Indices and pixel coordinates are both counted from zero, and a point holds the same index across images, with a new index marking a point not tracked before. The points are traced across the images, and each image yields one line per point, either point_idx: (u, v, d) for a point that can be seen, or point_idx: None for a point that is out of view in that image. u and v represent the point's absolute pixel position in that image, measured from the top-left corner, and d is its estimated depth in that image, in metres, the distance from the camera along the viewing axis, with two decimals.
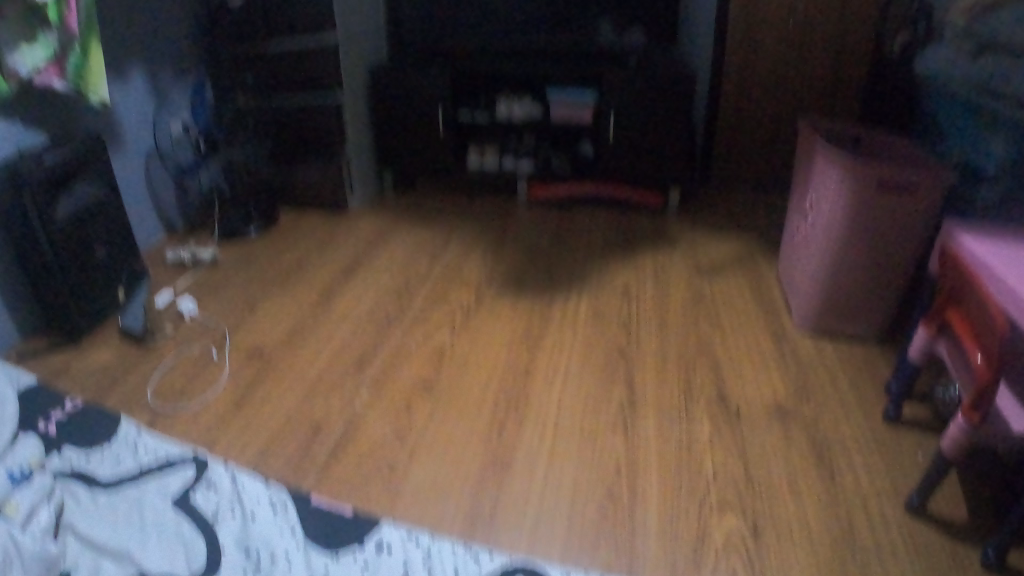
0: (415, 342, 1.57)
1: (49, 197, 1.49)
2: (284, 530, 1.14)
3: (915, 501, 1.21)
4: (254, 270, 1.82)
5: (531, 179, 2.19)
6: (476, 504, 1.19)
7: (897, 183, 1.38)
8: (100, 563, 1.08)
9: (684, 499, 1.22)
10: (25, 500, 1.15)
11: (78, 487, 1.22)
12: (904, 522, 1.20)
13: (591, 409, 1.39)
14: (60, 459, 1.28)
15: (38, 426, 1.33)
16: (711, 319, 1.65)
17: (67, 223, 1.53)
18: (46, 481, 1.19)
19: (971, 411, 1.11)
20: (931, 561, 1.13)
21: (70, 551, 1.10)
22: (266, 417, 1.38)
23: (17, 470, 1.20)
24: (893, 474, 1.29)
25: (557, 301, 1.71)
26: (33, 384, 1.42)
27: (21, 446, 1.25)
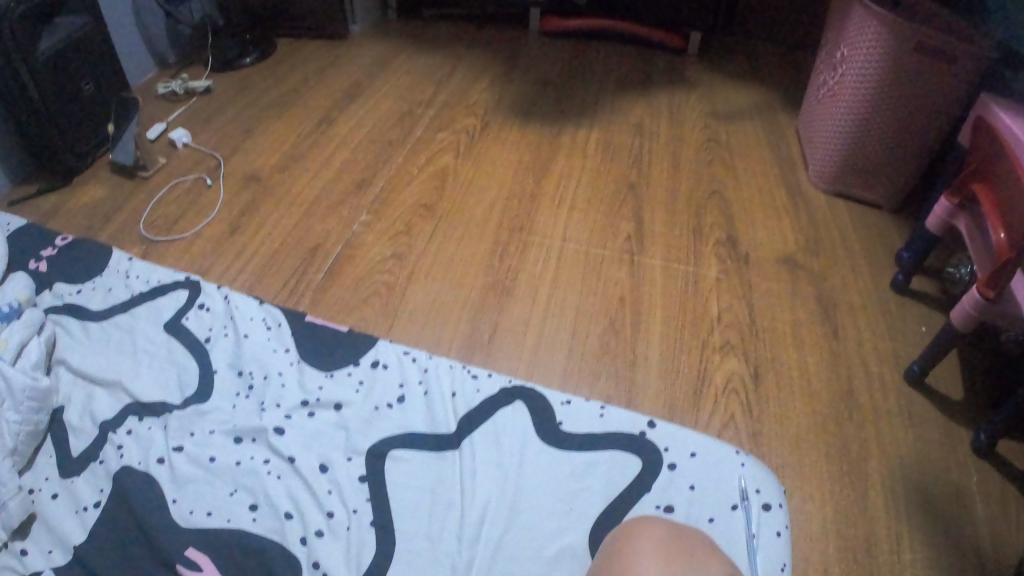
0: (417, 164, 1.52)
1: (30, 32, 1.39)
2: (279, 348, 1.13)
3: (914, 371, 1.18)
4: (249, 99, 1.74)
5: (545, 10, 2.07)
6: (474, 327, 1.18)
7: (934, 49, 1.28)
8: (94, 394, 1.07)
9: (686, 336, 1.20)
10: (15, 335, 1.07)
11: (69, 321, 1.19)
12: (899, 388, 1.19)
13: (598, 240, 1.36)
14: (50, 295, 1.25)
15: (28, 265, 1.30)
16: (725, 164, 1.59)
17: (49, 58, 1.44)
18: (37, 316, 1.13)
19: (987, 286, 1.07)
20: (921, 422, 1.14)
21: (62, 383, 1.09)
22: (262, 242, 1.34)
23: (6, 305, 1.13)
24: (892, 340, 1.26)
25: (567, 130, 1.65)
26: (24, 226, 1.38)
27: (11, 283, 1.21)
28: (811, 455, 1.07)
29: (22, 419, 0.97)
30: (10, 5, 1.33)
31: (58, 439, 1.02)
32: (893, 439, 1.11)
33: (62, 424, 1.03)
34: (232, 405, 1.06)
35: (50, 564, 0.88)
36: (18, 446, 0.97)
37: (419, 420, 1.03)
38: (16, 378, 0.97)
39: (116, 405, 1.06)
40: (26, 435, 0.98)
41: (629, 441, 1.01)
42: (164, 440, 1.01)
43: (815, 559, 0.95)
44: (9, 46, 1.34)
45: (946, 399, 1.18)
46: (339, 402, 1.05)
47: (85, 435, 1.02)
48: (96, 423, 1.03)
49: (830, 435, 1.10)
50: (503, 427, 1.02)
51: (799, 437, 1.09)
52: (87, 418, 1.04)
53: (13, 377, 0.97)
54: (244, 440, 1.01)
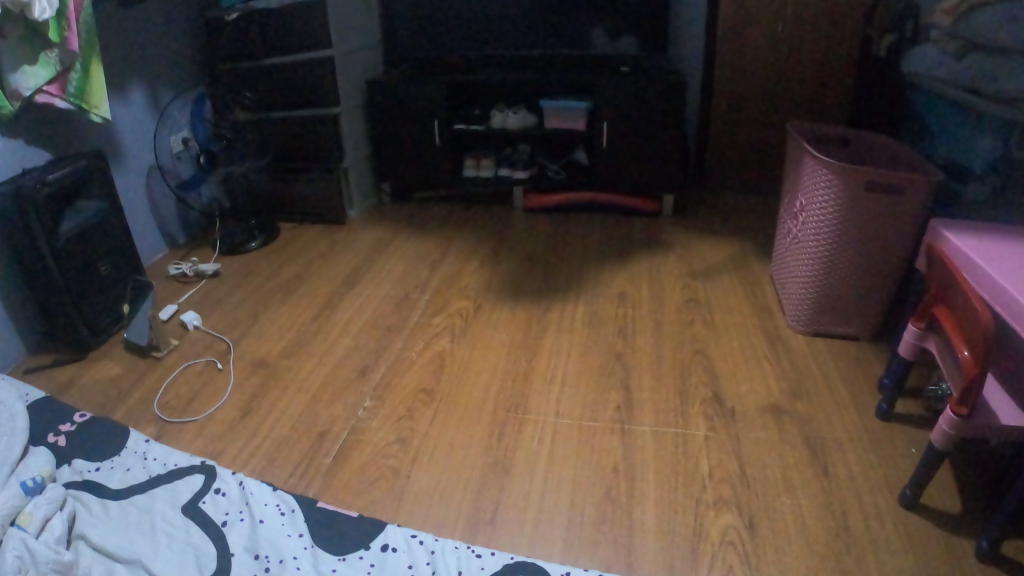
0: (415, 351, 1.60)
1: (52, 215, 1.52)
2: (292, 534, 1.18)
3: (908, 495, 1.23)
4: (255, 284, 1.85)
5: (527, 188, 2.22)
6: (477, 503, 1.24)
7: (882, 187, 1.41)
8: (114, 568, 1.12)
9: (681, 497, 1.26)
10: (39, 509, 1.18)
11: (89, 497, 1.25)
12: (900, 516, 1.23)
13: (589, 413, 1.43)
14: (70, 470, 1.32)
15: (48, 439, 1.37)
16: (706, 321, 1.68)
17: (71, 240, 1.57)
18: (59, 491, 1.22)
19: (960, 404, 1.14)
20: (919, 551, 1.17)
21: (84, 559, 1.13)
22: (272, 427, 1.41)
23: (30, 480, 1.23)
24: (886, 467, 1.32)
25: (554, 306, 1.74)
26: (42, 398, 1.47)
27: (32, 457, 1.29)
28: None
29: None
30: (32, 187, 1.47)
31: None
32: (894, 563, 1.15)
33: None
34: None
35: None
36: None
37: None
38: (41, 551, 1.09)
39: None
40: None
41: None
42: None
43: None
44: (34, 224, 1.48)
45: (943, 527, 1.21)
46: None
47: None
48: None
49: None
50: None
51: None
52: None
53: (37, 548, 1.09)
54: None
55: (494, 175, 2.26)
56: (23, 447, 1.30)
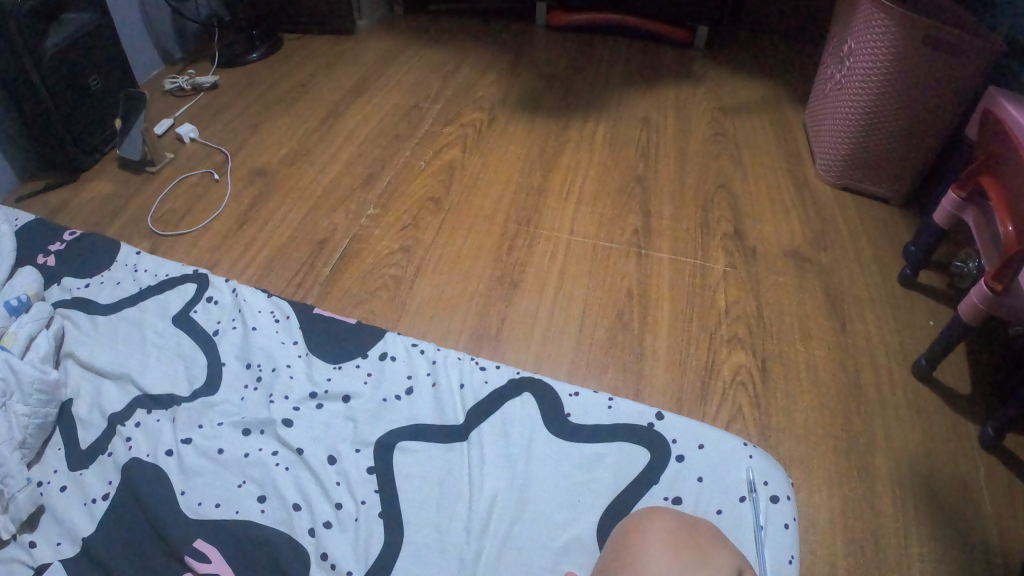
0: (424, 159, 1.52)
1: (35, 31, 1.39)
2: (286, 341, 1.13)
3: (923, 364, 1.17)
4: (257, 93, 1.75)
5: (552, 5, 2.04)
6: (483, 319, 1.18)
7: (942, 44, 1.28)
8: (102, 386, 1.09)
9: (694, 329, 1.20)
10: (23, 329, 1.09)
11: (78, 314, 1.21)
12: (907, 384, 1.18)
13: (604, 235, 1.36)
14: (59, 289, 1.26)
15: (36, 259, 1.31)
16: (732, 156, 1.59)
17: (56, 57, 1.44)
18: (45, 309, 1.15)
19: (996, 279, 1.05)
20: (930, 409, 1.14)
21: (71, 377, 1.10)
22: (269, 236, 1.34)
23: (14, 299, 1.15)
24: (903, 334, 1.26)
25: (574, 124, 1.65)
26: (33, 222, 1.38)
27: (19, 276, 1.21)
28: (820, 451, 1.07)
29: (31, 412, 0.99)
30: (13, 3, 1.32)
31: (66, 434, 1.04)
32: (901, 435, 1.11)
33: (70, 417, 1.05)
34: (241, 397, 1.07)
35: (59, 556, 0.90)
36: (27, 439, 0.99)
37: (426, 412, 1.04)
38: (25, 370, 1.00)
39: (123, 397, 1.08)
40: (34, 428, 1.00)
41: (640, 434, 1.02)
42: (172, 431, 1.03)
43: (823, 551, 0.96)
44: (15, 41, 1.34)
45: (954, 386, 1.18)
46: (347, 394, 1.07)
47: (94, 428, 1.04)
48: (104, 415, 1.05)
49: (837, 434, 1.10)
50: (511, 418, 1.04)
51: (806, 430, 1.10)
52: (95, 412, 1.06)
53: (22, 370, 1.00)
54: (252, 432, 1.03)
55: None
56: (7, 269, 1.21)
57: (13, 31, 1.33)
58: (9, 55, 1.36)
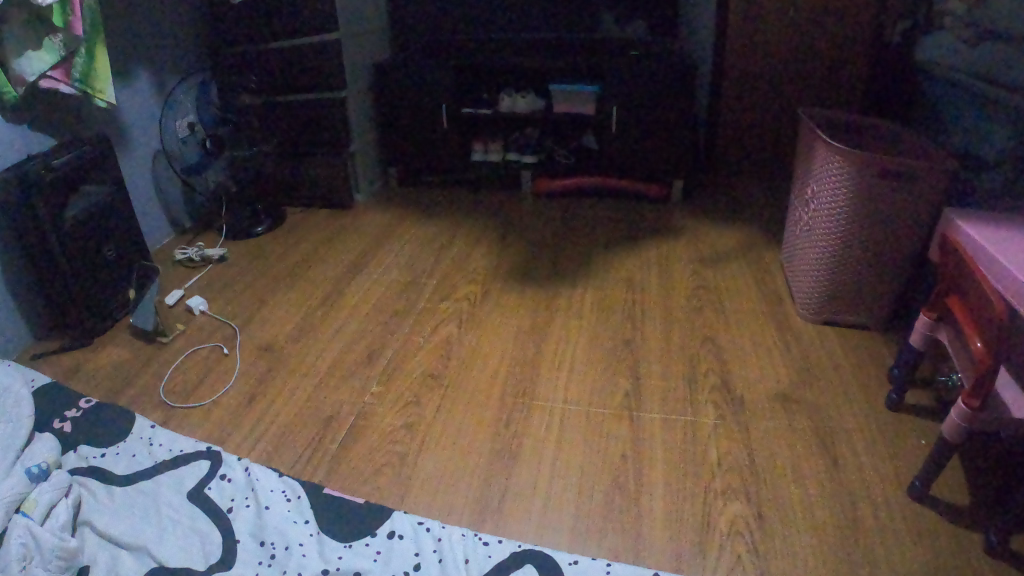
0: (422, 334, 1.60)
1: (57, 201, 1.51)
2: (298, 520, 1.18)
3: (917, 486, 1.22)
4: (261, 268, 1.84)
5: (536, 172, 2.21)
6: (486, 488, 1.23)
7: (895, 174, 1.39)
8: (119, 554, 1.12)
9: (689, 483, 1.25)
10: (45, 495, 1.16)
11: (94, 483, 1.25)
12: (908, 508, 1.22)
13: (598, 400, 1.42)
14: (76, 456, 1.32)
15: (54, 425, 1.37)
16: (715, 308, 1.66)
17: (76, 224, 1.56)
18: (64, 477, 1.22)
19: (972, 397, 1.12)
20: (929, 540, 1.16)
21: (88, 545, 1.14)
22: (277, 415, 1.40)
23: (35, 467, 1.22)
24: (895, 463, 1.30)
25: (563, 291, 1.73)
26: (49, 383, 1.47)
27: (37, 444, 1.28)
28: None
29: None
30: (38, 172, 1.46)
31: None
32: (903, 557, 1.14)
33: None
34: (255, 573, 1.10)
35: None
36: None
37: None
38: (46, 537, 1.08)
39: (140, 566, 1.11)
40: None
41: None
42: None
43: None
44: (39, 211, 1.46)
45: (952, 519, 1.20)
46: (358, 570, 1.09)
47: None
48: None
49: (838, 568, 1.12)
50: None
51: (805, 572, 1.12)
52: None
53: (43, 536, 1.08)
54: None
55: (502, 158, 2.25)
56: (28, 434, 1.28)
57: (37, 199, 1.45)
58: (34, 224, 1.48)
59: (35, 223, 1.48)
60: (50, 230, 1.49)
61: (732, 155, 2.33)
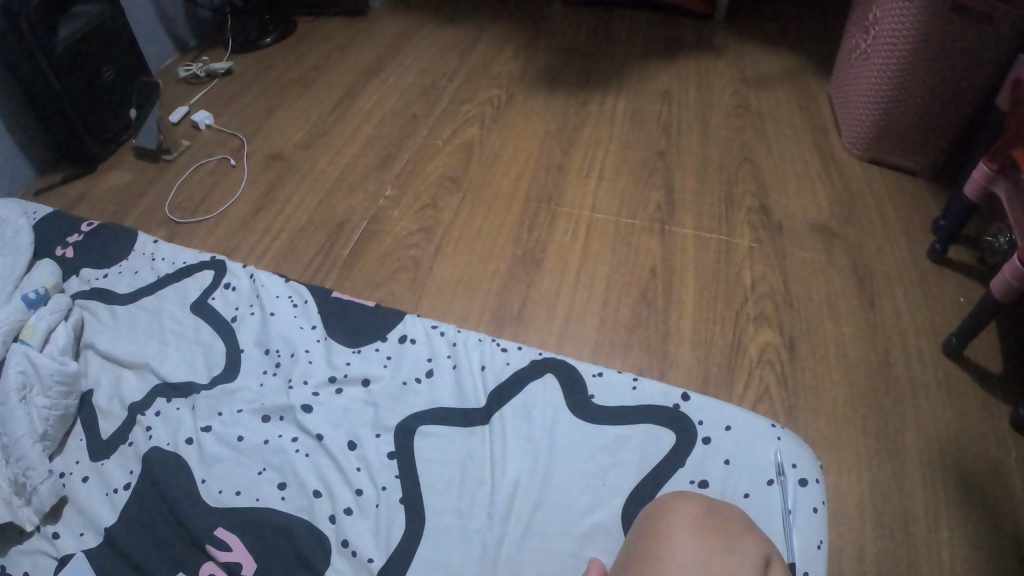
0: (441, 138, 1.50)
1: (46, 24, 1.38)
2: (304, 325, 1.13)
3: (954, 342, 1.13)
4: (271, 77, 1.73)
5: None
6: (504, 299, 1.17)
7: (973, 9, 1.22)
8: (122, 375, 1.10)
9: (720, 307, 1.18)
10: (42, 321, 1.10)
11: (97, 305, 1.21)
12: (939, 363, 1.14)
13: (627, 211, 1.33)
14: (78, 281, 1.26)
15: (55, 252, 1.31)
16: (756, 131, 1.54)
17: (69, 49, 1.44)
18: (64, 300, 1.15)
19: None
20: (963, 390, 1.10)
21: (92, 367, 1.12)
22: (285, 222, 1.33)
23: (32, 292, 1.14)
24: (935, 307, 1.22)
25: (594, 100, 1.61)
26: (50, 214, 1.38)
27: (38, 270, 1.21)
28: (849, 432, 1.05)
29: (52, 404, 1.01)
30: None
31: (87, 424, 1.05)
32: (931, 409, 1.08)
33: (91, 407, 1.07)
34: (260, 383, 1.07)
35: (82, 546, 0.92)
36: (49, 431, 1.00)
37: (447, 396, 1.03)
38: (44, 363, 1.02)
39: (144, 386, 1.09)
40: (55, 419, 1.01)
41: (666, 416, 1.00)
42: (192, 420, 1.03)
43: (851, 536, 0.94)
44: (29, 41, 1.34)
45: (987, 361, 1.14)
46: (367, 378, 1.06)
47: (115, 417, 1.05)
48: (124, 405, 1.06)
49: (866, 413, 1.07)
50: (534, 401, 1.02)
51: (834, 412, 1.07)
52: (115, 402, 1.07)
53: (41, 362, 1.02)
54: (272, 419, 1.03)
55: None
56: (26, 261, 1.22)
57: (24, 28, 1.33)
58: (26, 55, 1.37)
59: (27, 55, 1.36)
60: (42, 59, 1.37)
61: None
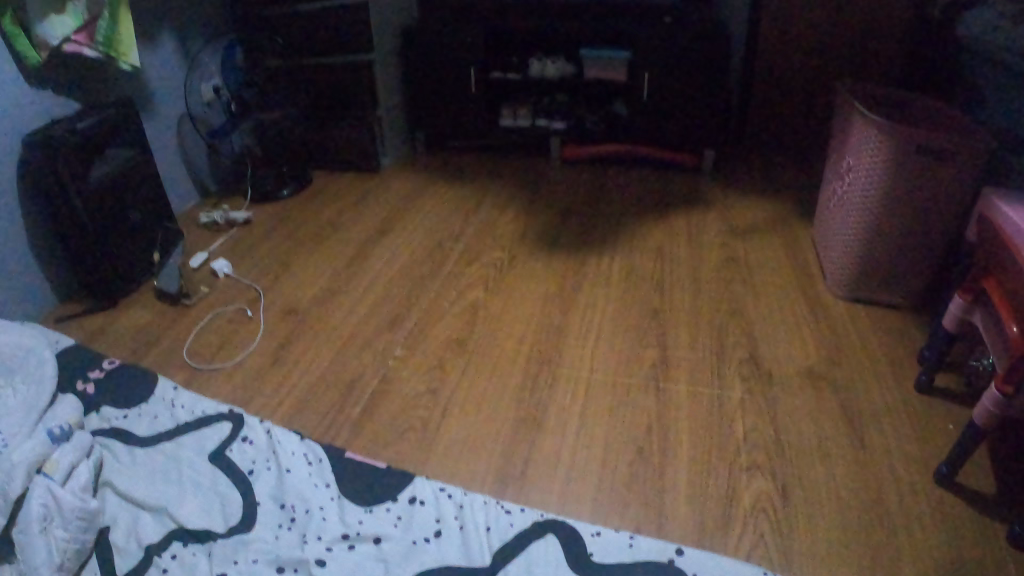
0: (448, 299, 1.58)
1: (82, 163, 1.50)
2: (318, 483, 1.19)
3: (943, 471, 1.19)
4: (288, 229, 1.84)
5: (564, 138, 2.17)
6: (508, 456, 1.23)
7: (933, 150, 1.34)
8: (140, 516, 1.15)
9: (713, 457, 1.24)
10: (65, 457, 1.14)
11: (117, 446, 1.27)
12: (933, 493, 1.19)
13: (625, 370, 1.40)
14: (98, 418, 1.33)
15: (77, 386, 1.39)
16: (747, 283, 1.62)
17: (100, 186, 1.54)
18: (86, 439, 1.21)
19: (1005, 382, 1.06)
20: (958, 533, 1.12)
21: (110, 505, 1.17)
22: (300, 376, 1.40)
23: (57, 428, 1.20)
24: (924, 445, 1.27)
25: (591, 258, 1.71)
26: (71, 345, 1.47)
27: (60, 405, 1.27)
28: (846, 567, 1.08)
29: (70, 538, 1.06)
30: (64, 136, 1.45)
31: (103, 560, 1.09)
32: (925, 539, 1.12)
33: (108, 544, 1.11)
34: (275, 536, 1.12)
35: None
36: (65, 563, 1.05)
37: (454, 554, 1.06)
38: (65, 499, 1.08)
39: (162, 528, 1.14)
40: (72, 553, 1.06)
41: (661, 569, 1.04)
42: (208, 566, 1.07)
43: None
44: (65, 177, 1.45)
45: (980, 485, 1.20)
46: (378, 536, 1.10)
47: (131, 555, 1.09)
48: (142, 544, 1.11)
49: (861, 550, 1.11)
50: (538, 560, 1.05)
51: (827, 555, 1.10)
52: (132, 540, 1.12)
53: (63, 498, 1.08)
54: (285, 570, 1.06)
55: (531, 124, 2.19)
56: (50, 397, 1.27)
57: (60, 163, 1.44)
58: (60, 191, 1.47)
59: (61, 190, 1.47)
60: (75, 195, 1.48)
61: (765, 118, 2.29)
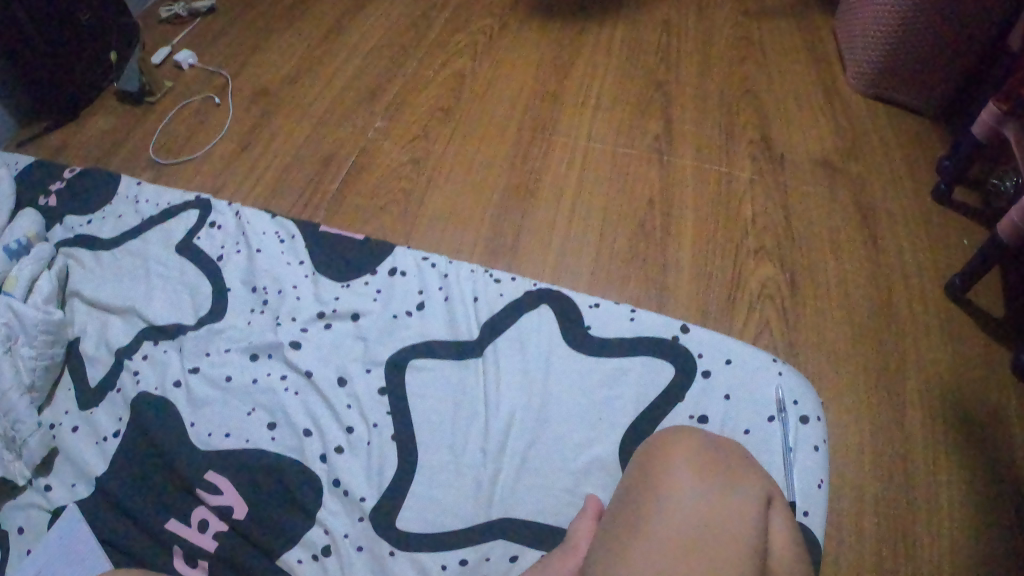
0: (431, 69, 1.46)
1: None
2: (292, 261, 1.10)
3: (957, 284, 1.09)
4: (258, 10, 1.68)
5: None
6: (496, 231, 1.16)
7: None
8: (108, 322, 1.06)
9: (719, 241, 1.16)
10: (24, 271, 1.05)
11: (81, 253, 1.17)
12: (941, 306, 1.10)
13: (623, 139, 1.31)
14: (62, 229, 1.22)
15: (38, 202, 1.27)
16: (760, 62, 1.49)
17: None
18: (46, 250, 1.10)
19: None
20: (964, 338, 1.06)
21: (77, 315, 1.08)
22: (274, 156, 1.31)
23: (13, 242, 1.09)
24: (936, 245, 1.18)
25: (591, 29, 1.56)
26: (33, 163, 1.33)
27: (19, 220, 1.16)
28: (852, 377, 1.02)
29: (37, 354, 0.98)
30: None
31: (75, 373, 1.02)
32: (928, 348, 1.05)
33: (78, 356, 1.03)
34: (248, 321, 1.04)
35: (74, 496, 0.90)
36: (36, 382, 0.97)
37: (438, 327, 1.01)
38: (27, 313, 0.97)
39: (130, 330, 1.05)
40: (42, 369, 0.98)
41: (664, 346, 0.98)
42: (180, 362, 1.01)
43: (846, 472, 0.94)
44: None
45: (990, 306, 1.09)
46: (356, 312, 1.03)
47: (102, 364, 1.02)
48: (111, 350, 1.03)
49: (866, 347, 1.05)
50: (527, 331, 1.00)
51: (833, 349, 1.05)
52: (102, 349, 1.04)
53: (24, 313, 0.97)
54: (260, 357, 1.01)
55: None
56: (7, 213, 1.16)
57: None
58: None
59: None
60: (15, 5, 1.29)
61: None
